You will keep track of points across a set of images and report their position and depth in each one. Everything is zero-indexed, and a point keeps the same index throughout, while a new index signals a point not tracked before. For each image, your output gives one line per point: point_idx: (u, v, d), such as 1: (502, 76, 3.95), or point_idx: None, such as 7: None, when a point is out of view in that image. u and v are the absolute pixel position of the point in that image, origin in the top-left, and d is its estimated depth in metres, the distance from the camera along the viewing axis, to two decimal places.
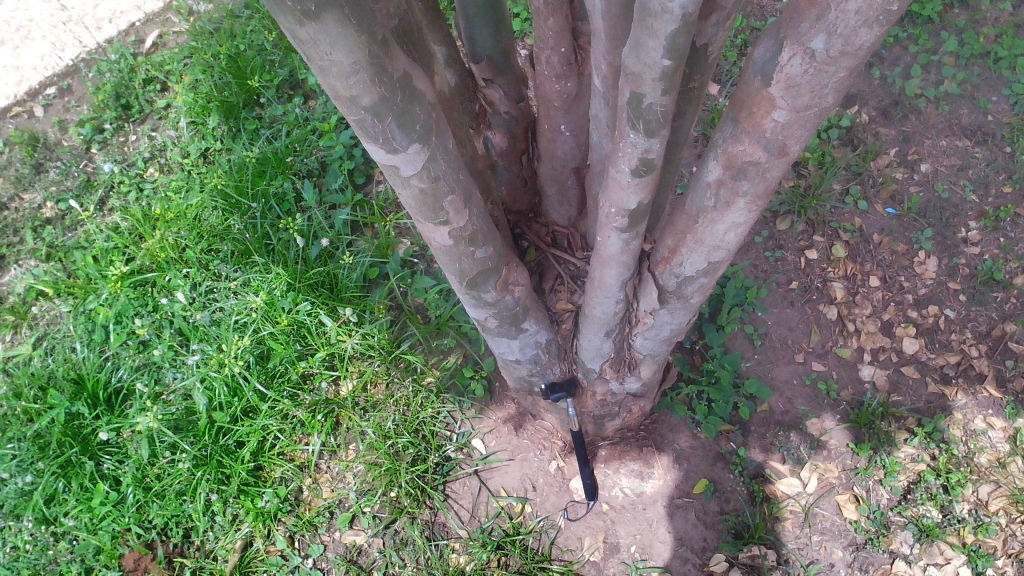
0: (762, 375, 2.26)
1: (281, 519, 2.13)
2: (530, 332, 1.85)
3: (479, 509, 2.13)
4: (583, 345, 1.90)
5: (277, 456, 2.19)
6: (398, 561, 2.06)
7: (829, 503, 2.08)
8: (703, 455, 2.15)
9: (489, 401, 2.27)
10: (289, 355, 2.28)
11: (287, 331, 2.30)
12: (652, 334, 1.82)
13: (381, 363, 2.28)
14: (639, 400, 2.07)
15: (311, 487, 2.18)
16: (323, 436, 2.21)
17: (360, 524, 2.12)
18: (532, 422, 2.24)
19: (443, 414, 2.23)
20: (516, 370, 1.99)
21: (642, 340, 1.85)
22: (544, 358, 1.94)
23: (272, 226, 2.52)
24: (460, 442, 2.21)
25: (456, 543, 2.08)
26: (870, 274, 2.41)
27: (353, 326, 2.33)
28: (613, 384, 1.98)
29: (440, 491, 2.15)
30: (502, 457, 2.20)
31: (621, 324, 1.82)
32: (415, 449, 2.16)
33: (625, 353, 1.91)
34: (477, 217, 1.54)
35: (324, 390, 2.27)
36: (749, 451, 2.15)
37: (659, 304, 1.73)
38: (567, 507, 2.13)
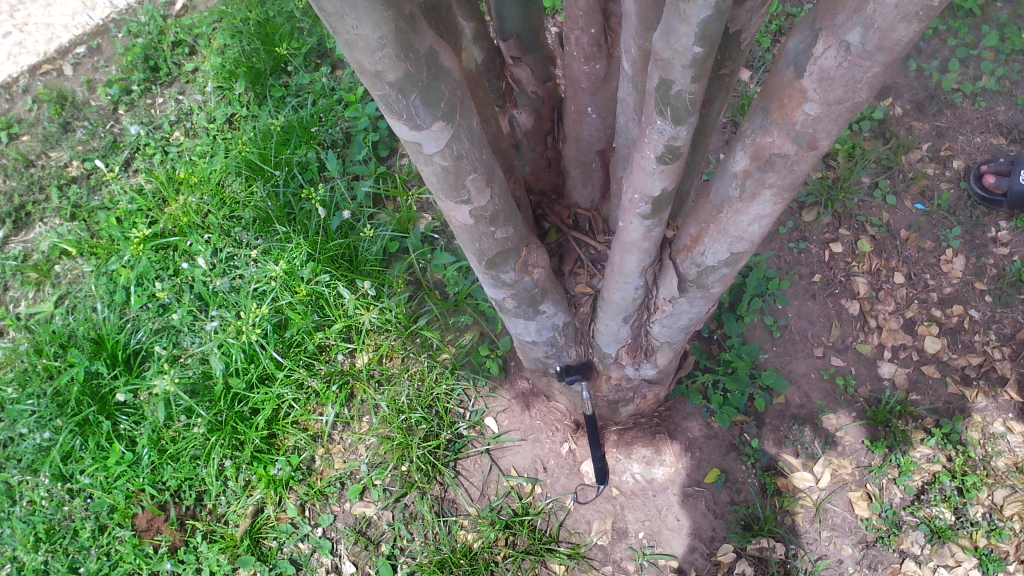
0: (780, 368, 2.24)
1: (293, 487, 2.15)
2: (547, 315, 1.85)
3: (489, 487, 2.15)
4: (601, 330, 1.90)
5: (291, 424, 2.21)
6: (407, 535, 2.09)
7: (841, 499, 2.08)
8: (717, 445, 2.15)
9: (504, 380, 2.28)
10: (307, 325, 2.28)
11: (305, 301, 2.30)
12: (670, 321, 1.83)
13: (397, 337, 2.28)
14: (654, 387, 2.08)
15: (325, 457, 2.20)
16: (341, 406, 2.23)
17: (371, 496, 2.14)
18: (546, 403, 2.24)
19: (457, 391, 2.22)
20: (532, 351, 1.99)
21: (659, 325, 1.86)
22: (560, 340, 1.94)
23: (294, 195, 2.50)
24: (473, 420, 2.21)
25: (465, 520, 2.10)
26: (895, 270, 2.37)
27: (371, 299, 2.32)
28: (629, 369, 1.99)
29: (451, 468, 2.16)
30: (515, 438, 2.21)
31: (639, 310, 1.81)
32: (428, 424, 2.17)
33: (642, 340, 1.92)
34: (499, 197, 1.52)
35: (340, 362, 2.27)
36: (762, 443, 2.15)
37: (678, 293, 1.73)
38: (578, 489, 2.14)
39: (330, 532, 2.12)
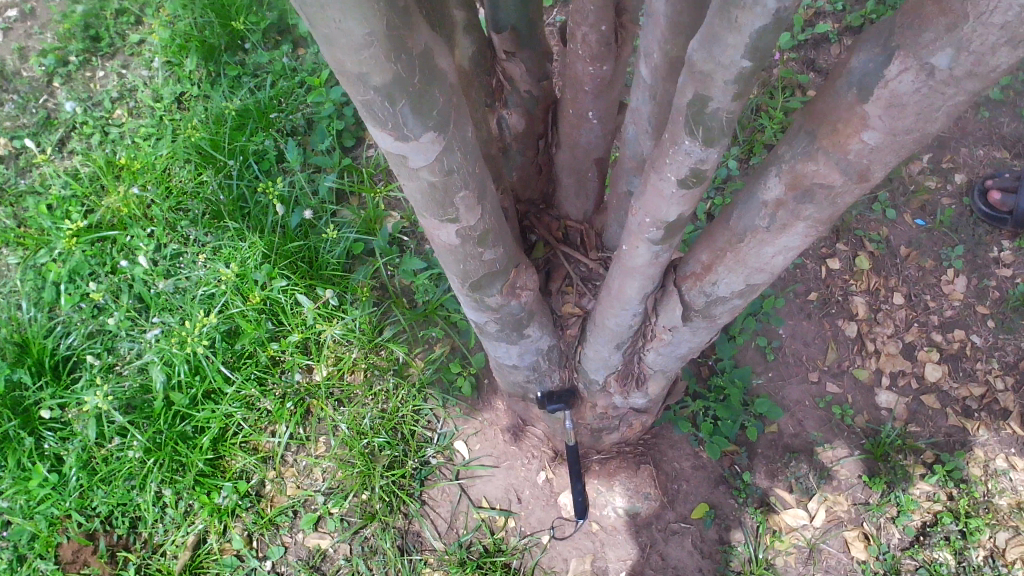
0: (773, 393, 2.09)
1: (239, 515, 1.95)
2: (532, 339, 1.66)
3: (458, 519, 1.98)
4: (589, 355, 1.73)
5: (239, 445, 2.01)
6: (366, 570, 1.90)
7: (836, 539, 1.95)
8: (705, 477, 2.01)
9: (476, 401, 2.10)
10: (260, 335, 2.06)
11: (258, 308, 2.08)
12: (667, 351, 1.65)
13: (360, 350, 2.08)
14: (642, 415, 1.92)
15: (276, 481, 1.99)
16: (298, 425, 2.03)
17: (327, 527, 1.96)
18: (521, 427, 2.08)
19: (425, 411, 2.06)
20: (512, 375, 1.81)
21: (653, 353, 1.68)
22: (544, 365, 1.76)
23: (249, 188, 2.28)
24: (442, 445, 2.04)
25: (430, 557, 1.93)
26: (894, 290, 2.23)
27: (333, 310, 2.12)
28: (616, 397, 1.83)
29: (416, 499, 1.98)
30: (488, 465, 2.04)
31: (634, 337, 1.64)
32: (393, 450, 1.99)
33: (634, 368, 1.75)
34: (490, 215, 1.33)
35: (297, 379, 2.06)
36: (754, 476, 2.01)
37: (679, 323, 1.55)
38: (555, 524, 1.99)
39: (281, 567, 1.92)
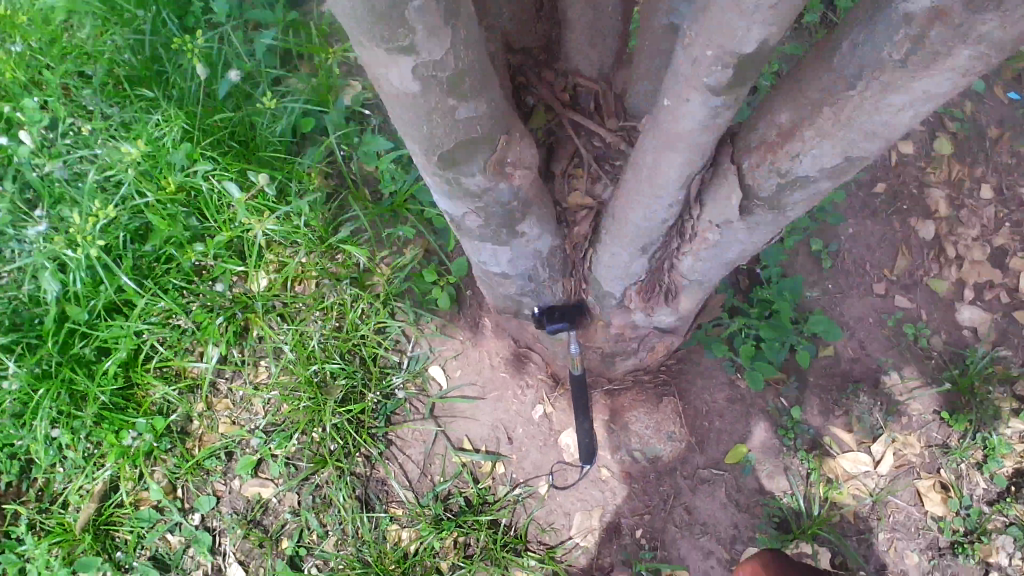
0: (829, 309, 1.66)
1: (159, 458, 1.60)
2: (528, 238, 1.23)
3: (432, 464, 1.60)
4: (603, 260, 1.31)
5: (154, 372, 1.62)
6: (317, 527, 1.56)
7: (906, 490, 1.57)
8: (742, 413, 1.60)
9: (456, 316, 1.67)
10: (177, 235, 1.62)
11: (175, 200, 1.63)
12: (711, 255, 1.21)
13: (308, 254, 1.65)
14: (667, 336, 1.49)
15: (207, 417, 1.64)
16: (235, 347, 1.64)
17: (268, 471, 1.62)
18: (512, 349, 1.66)
19: (392, 329, 1.64)
20: (500, 287, 1.40)
21: (690, 258, 1.24)
22: (543, 273, 1.34)
23: (167, 47, 1.80)
24: (412, 372, 1.63)
25: (397, 511, 1.57)
26: (982, 182, 1.81)
27: (269, 201, 1.66)
28: (638, 316, 1.41)
29: (380, 441, 1.60)
30: (470, 397, 1.63)
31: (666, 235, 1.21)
32: (349, 380, 1.58)
33: (663, 277, 1.33)
34: (466, 46, 0.84)
35: (224, 290, 1.64)
36: (805, 412, 1.60)
37: (732, 218, 1.11)
38: (554, 469, 1.59)
39: (211, 522, 1.60)
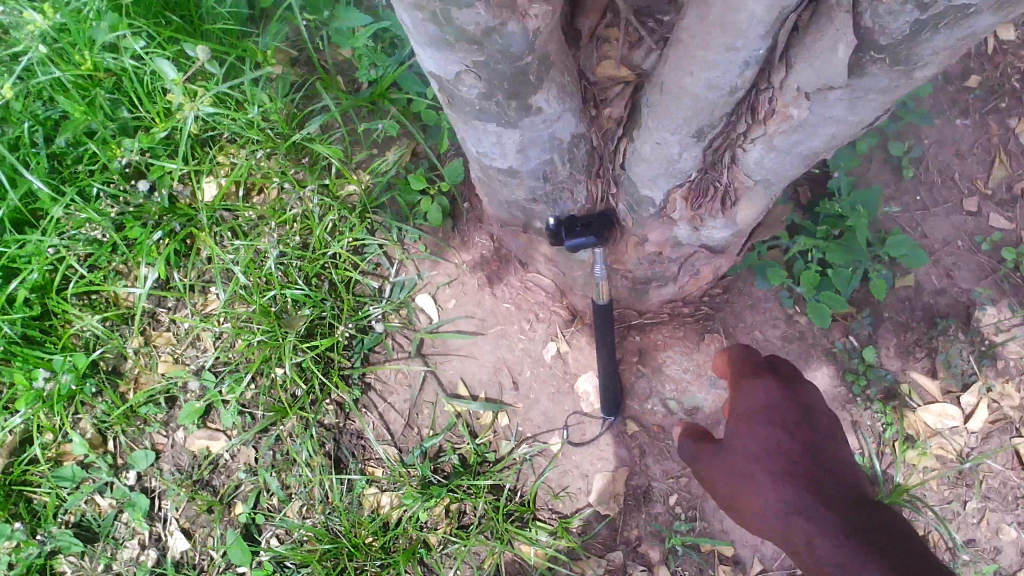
0: (910, 230, 1.36)
1: (87, 405, 1.31)
2: (543, 117, 0.92)
3: (419, 415, 1.31)
4: (642, 150, 0.99)
5: (74, 299, 1.32)
6: (278, 491, 1.27)
7: (1004, 451, 1.28)
8: (801, 352, 1.31)
9: (450, 234, 1.34)
10: (99, 127, 1.28)
11: (96, 82, 1.29)
12: (789, 142, 0.90)
13: (266, 155, 1.34)
14: (715, 258, 1.20)
15: (144, 354, 1.34)
16: (177, 270, 1.33)
17: (218, 421, 1.33)
18: (519, 274, 1.33)
19: (370, 249, 1.33)
20: (504, 190, 1.09)
21: (760, 145, 0.93)
22: (561, 168, 1.03)
23: None
24: (396, 302, 1.33)
25: (376, 472, 1.29)
26: None
27: (214, 84, 1.32)
28: (681, 229, 1.10)
29: (355, 387, 1.31)
30: (467, 333, 1.33)
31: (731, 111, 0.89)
32: (316, 312, 1.28)
33: (719, 177, 1.02)
34: None
35: (159, 198, 1.32)
36: (880, 355, 1.31)
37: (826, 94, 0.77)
38: (569, 423, 1.30)
39: (148, 481, 1.31)
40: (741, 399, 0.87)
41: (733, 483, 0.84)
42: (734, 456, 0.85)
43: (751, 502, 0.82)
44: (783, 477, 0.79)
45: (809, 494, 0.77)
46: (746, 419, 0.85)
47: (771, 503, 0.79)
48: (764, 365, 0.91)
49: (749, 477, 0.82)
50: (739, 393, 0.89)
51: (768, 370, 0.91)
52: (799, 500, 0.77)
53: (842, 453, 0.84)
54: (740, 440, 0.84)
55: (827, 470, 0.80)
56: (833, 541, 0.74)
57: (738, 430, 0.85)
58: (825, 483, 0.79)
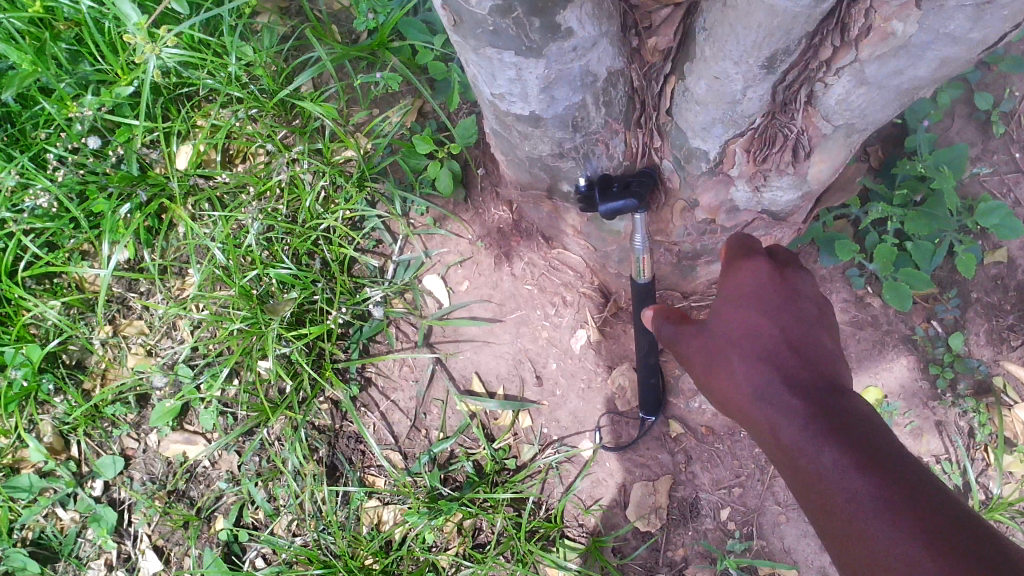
0: (999, 198, 1.17)
1: (48, 406, 1.13)
2: (574, 43, 0.73)
3: (428, 415, 1.13)
4: (697, 87, 0.81)
5: (31, 283, 1.14)
6: (264, 504, 1.10)
7: None
8: (874, 340, 1.11)
9: (462, 206, 1.16)
10: (52, 82, 1.11)
11: (49, 31, 1.11)
12: (885, 72, 0.70)
13: (249, 116, 1.15)
14: (776, 228, 1.01)
15: (112, 346, 1.17)
16: (146, 248, 1.15)
17: (197, 421, 1.15)
18: (542, 251, 1.14)
19: (371, 223, 1.14)
20: (526, 145, 0.90)
21: (846, 77, 0.74)
22: (594, 112, 0.85)
23: None
24: (400, 284, 1.15)
25: (378, 482, 1.12)
26: None
27: (187, 30, 1.14)
28: (740, 189, 0.91)
29: (353, 381, 1.13)
30: (482, 320, 1.15)
31: (813, 31, 0.70)
32: (305, 295, 1.09)
33: (790, 124, 0.83)
34: None
35: (127, 166, 1.14)
36: (969, 344, 1.12)
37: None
38: (603, 424, 1.12)
39: (117, 492, 1.14)
40: (726, 279, 0.77)
41: (705, 364, 0.74)
42: (710, 337, 0.75)
43: (721, 381, 0.72)
44: (763, 360, 0.69)
45: (783, 377, 0.68)
46: (727, 300, 0.75)
47: (741, 383, 0.70)
48: (760, 245, 0.80)
49: (722, 360, 0.72)
50: (725, 273, 0.78)
51: (761, 252, 0.79)
52: (772, 381, 0.68)
53: (834, 341, 0.74)
54: (721, 323, 0.74)
55: (811, 354, 0.70)
56: (800, 425, 0.64)
57: (720, 312, 0.75)
58: (805, 372, 0.68)
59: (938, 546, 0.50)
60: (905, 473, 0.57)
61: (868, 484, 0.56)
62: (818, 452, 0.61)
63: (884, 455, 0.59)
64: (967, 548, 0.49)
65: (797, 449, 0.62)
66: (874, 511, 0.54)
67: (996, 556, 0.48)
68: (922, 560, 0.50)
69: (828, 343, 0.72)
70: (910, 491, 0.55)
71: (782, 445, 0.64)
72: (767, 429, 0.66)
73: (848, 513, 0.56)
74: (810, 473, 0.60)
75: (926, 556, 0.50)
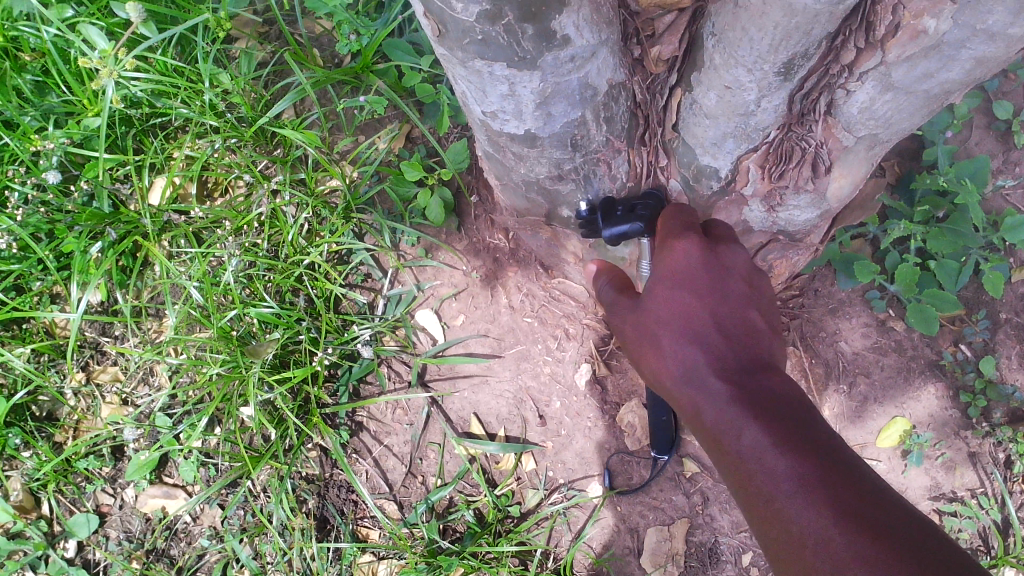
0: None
1: (16, 463, 1.05)
2: (569, 53, 0.66)
3: (423, 460, 1.06)
4: (706, 100, 0.74)
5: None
6: (252, 563, 1.02)
7: None
8: (899, 367, 1.04)
9: (456, 236, 1.09)
10: (13, 115, 1.04)
11: (12, 63, 1.05)
12: (912, 77, 0.63)
13: (228, 146, 1.09)
14: (792, 251, 0.94)
15: (85, 395, 1.09)
16: (119, 289, 1.07)
17: (176, 473, 1.07)
18: (540, 280, 1.08)
19: (360, 257, 1.07)
20: (522, 168, 0.84)
21: (870, 82, 0.66)
22: (592, 128, 0.78)
23: None
24: (391, 321, 1.07)
25: (372, 534, 1.04)
26: None
27: (155, 56, 1.08)
28: (754, 209, 0.85)
29: (343, 426, 1.05)
30: (480, 356, 1.07)
31: (831, 31, 0.63)
32: (289, 335, 1.01)
33: (807, 137, 0.76)
34: None
35: (98, 202, 1.07)
36: (1001, 368, 1.05)
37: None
38: (610, 463, 1.04)
39: (91, 553, 1.06)
40: (660, 256, 0.73)
41: (642, 346, 0.71)
42: (645, 318, 0.71)
43: (654, 362, 0.69)
44: (694, 342, 0.66)
45: (709, 357, 0.65)
46: (659, 277, 0.71)
47: (670, 364, 0.67)
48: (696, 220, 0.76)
49: (655, 341, 0.69)
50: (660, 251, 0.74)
51: (697, 226, 0.76)
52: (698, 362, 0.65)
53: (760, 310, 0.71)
54: (653, 302, 0.71)
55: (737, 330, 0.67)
56: (723, 406, 0.60)
57: (653, 292, 0.71)
58: (733, 351, 0.65)
59: (854, 522, 0.48)
60: (821, 445, 0.54)
61: (785, 460, 0.53)
62: (738, 430, 0.58)
63: (802, 429, 0.56)
64: (888, 541, 0.46)
65: (719, 428, 0.60)
66: (790, 489, 0.52)
67: (908, 551, 0.45)
68: (837, 539, 0.47)
69: (755, 315, 0.69)
70: (827, 463, 0.52)
71: (706, 426, 0.61)
72: (695, 411, 0.63)
73: (768, 492, 0.53)
74: (732, 456, 0.57)
75: (842, 534, 0.48)
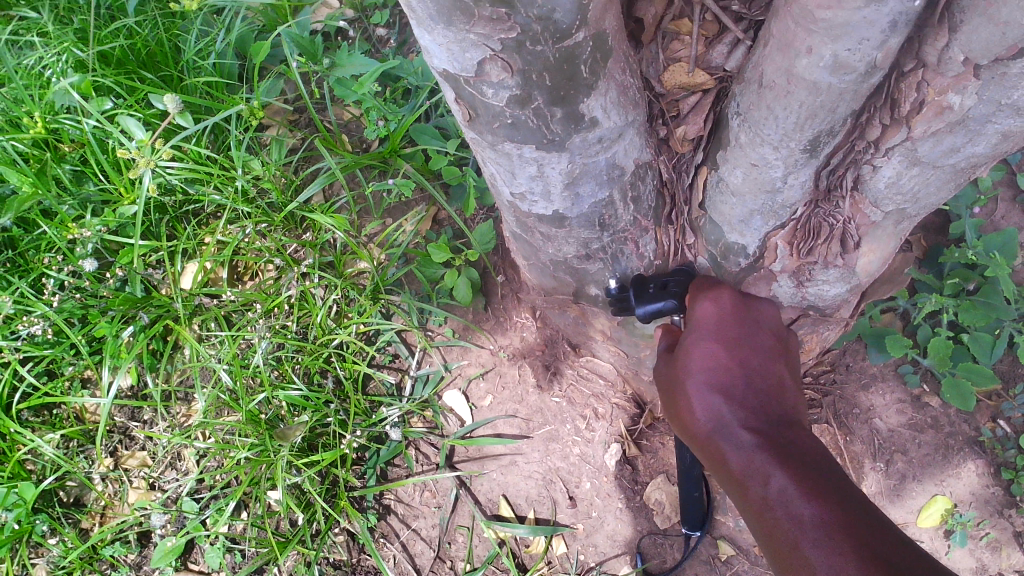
0: None
1: (42, 549, 1.04)
2: (597, 135, 0.68)
3: (453, 543, 1.04)
4: (732, 177, 0.75)
5: (26, 416, 1.07)
6: None
7: None
8: (937, 443, 1.02)
9: (483, 316, 1.10)
10: (52, 204, 1.07)
11: (53, 155, 1.09)
12: (937, 151, 0.64)
13: (259, 230, 1.11)
14: (822, 326, 0.94)
15: (113, 480, 1.08)
16: (150, 374, 1.07)
17: (204, 559, 1.06)
18: (568, 359, 1.08)
19: (388, 338, 1.08)
20: (551, 248, 0.84)
21: (897, 157, 0.67)
22: (620, 208, 0.79)
23: None
24: (419, 401, 1.07)
25: None
26: None
27: (191, 147, 1.11)
28: (783, 283, 0.85)
29: (371, 511, 1.04)
30: (508, 437, 1.07)
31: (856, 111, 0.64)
32: (318, 417, 1.01)
33: (833, 212, 0.77)
34: None
35: (130, 288, 1.09)
36: None
37: (1015, 63, 0.51)
38: (642, 546, 1.03)
39: None
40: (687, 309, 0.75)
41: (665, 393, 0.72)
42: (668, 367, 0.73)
43: (676, 410, 0.71)
44: (718, 389, 0.67)
45: (735, 407, 0.66)
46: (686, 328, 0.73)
47: (696, 414, 0.67)
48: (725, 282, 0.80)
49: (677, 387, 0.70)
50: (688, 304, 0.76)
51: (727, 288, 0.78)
52: (726, 413, 0.66)
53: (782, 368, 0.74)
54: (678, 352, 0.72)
55: (764, 388, 0.69)
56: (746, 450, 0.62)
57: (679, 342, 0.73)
58: (756, 401, 0.67)
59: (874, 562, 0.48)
60: (849, 499, 0.55)
61: (814, 508, 0.54)
62: (766, 477, 0.59)
63: (828, 479, 0.57)
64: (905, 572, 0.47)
65: (748, 477, 0.61)
66: (817, 534, 0.52)
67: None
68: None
69: (779, 372, 0.71)
70: (853, 514, 0.53)
71: (729, 470, 0.63)
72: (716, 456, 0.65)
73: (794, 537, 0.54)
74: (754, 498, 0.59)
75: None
